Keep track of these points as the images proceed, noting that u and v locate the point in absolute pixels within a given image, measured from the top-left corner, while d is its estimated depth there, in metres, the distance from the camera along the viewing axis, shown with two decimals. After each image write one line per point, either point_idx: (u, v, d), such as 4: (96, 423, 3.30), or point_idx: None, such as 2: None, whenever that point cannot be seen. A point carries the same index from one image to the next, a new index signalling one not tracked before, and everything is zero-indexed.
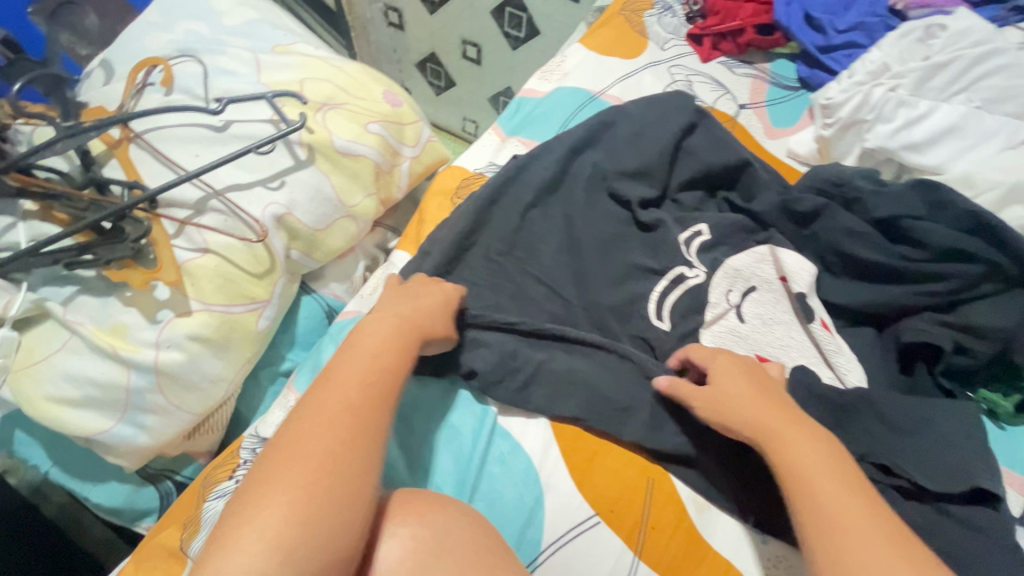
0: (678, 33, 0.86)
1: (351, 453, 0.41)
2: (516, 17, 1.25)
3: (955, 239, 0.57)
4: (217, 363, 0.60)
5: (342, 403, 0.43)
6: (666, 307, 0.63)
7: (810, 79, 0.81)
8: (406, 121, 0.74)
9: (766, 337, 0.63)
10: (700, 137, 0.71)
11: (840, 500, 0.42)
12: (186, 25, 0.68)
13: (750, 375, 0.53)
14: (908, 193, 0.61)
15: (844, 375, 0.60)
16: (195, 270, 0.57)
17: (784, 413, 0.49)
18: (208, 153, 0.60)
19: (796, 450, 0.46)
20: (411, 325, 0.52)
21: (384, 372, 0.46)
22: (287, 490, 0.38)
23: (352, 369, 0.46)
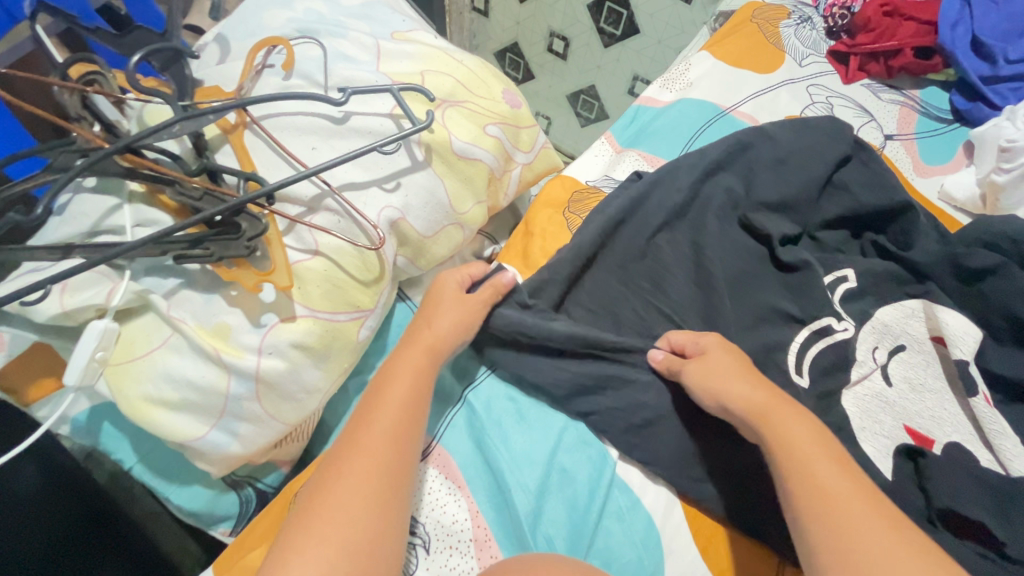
0: (817, 49, 0.79)
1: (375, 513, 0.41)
2: (615, 13, 1.17)
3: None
4: (316, 373, 0.56)
5: (369, 461, 0.43)
6: (807, 362, 0.56)
7: (968, 112, 0.72)
8: (523, 124, 0.68)
9: (916, 405, 0.56)
10: (855, 172, 0.65)
11: (821, 471, 0.42)
12: (305, 3, 0.63)
13: (748, 363, 0.51)
14: None
15: (1009, 462, 0.52)
16: (304, 273, 0.53)
17: (783, 399, 0.48)
18: (325, 146, 0.55)
19: (789, 428, 0.45)
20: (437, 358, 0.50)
21: (405, 423, 0.46)
22: (313, 555, 0.38)
23: (379, 421, 0.45)
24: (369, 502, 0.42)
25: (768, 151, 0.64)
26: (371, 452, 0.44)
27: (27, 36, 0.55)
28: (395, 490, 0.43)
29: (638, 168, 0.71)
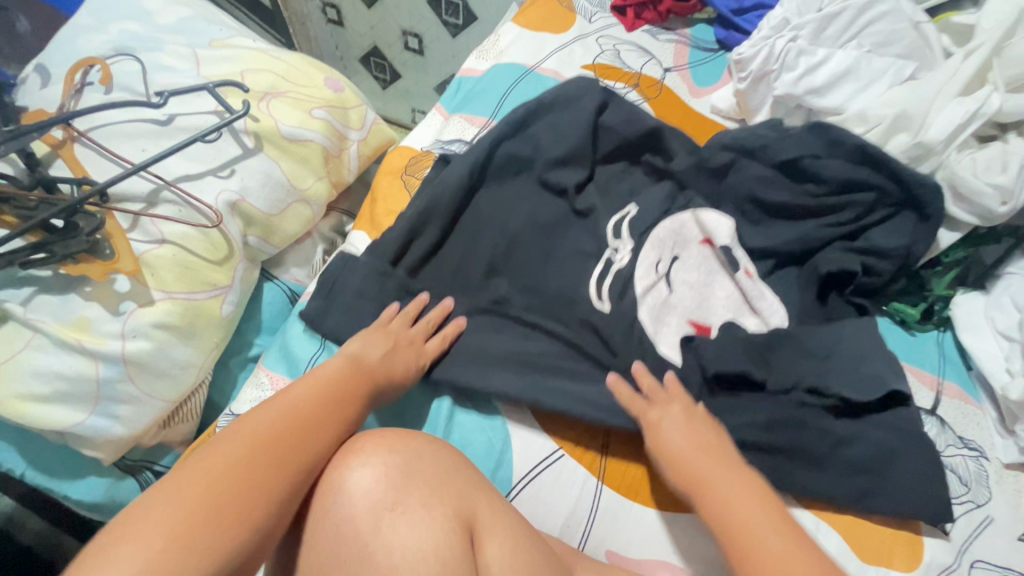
0: (603, 7, 0.92)
1: (255, 474, 0.41)
2: (452, 5, 1.28)
3: (851, 172, 0.64)
4: (186, 349, 0.62)
5: (262, 429, 0.44)
6: (604, 288, 0.64)
7: (727, 40, 0.87)
8: (350, 105, 0.76)
9: (695, 296, 0.66)
10: (614, 113, 0.74)
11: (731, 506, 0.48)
12: (120, 26, 0.68)
13: (688, 416, 0.54)
14: (806, 137, 0.67)
15: (767, 318, 0.64)
16: (154, 260, 0.59)
17: (721, 468, 0.51)
18: (155, 147, 0.61)
19: (728, 505, 0.48)
20: (369, 376, 0.53)
21: (316, 410, 0.47)
22: (178, 498, 0.38)
23: (296, 397, 0.48)
24: (257, 457, 0.42)
25: (557, 95, 0.75)
26: (261, 422, 0.45)
27: None
28: (279, 460, 0.43)
29: (461, 129, 0.80)
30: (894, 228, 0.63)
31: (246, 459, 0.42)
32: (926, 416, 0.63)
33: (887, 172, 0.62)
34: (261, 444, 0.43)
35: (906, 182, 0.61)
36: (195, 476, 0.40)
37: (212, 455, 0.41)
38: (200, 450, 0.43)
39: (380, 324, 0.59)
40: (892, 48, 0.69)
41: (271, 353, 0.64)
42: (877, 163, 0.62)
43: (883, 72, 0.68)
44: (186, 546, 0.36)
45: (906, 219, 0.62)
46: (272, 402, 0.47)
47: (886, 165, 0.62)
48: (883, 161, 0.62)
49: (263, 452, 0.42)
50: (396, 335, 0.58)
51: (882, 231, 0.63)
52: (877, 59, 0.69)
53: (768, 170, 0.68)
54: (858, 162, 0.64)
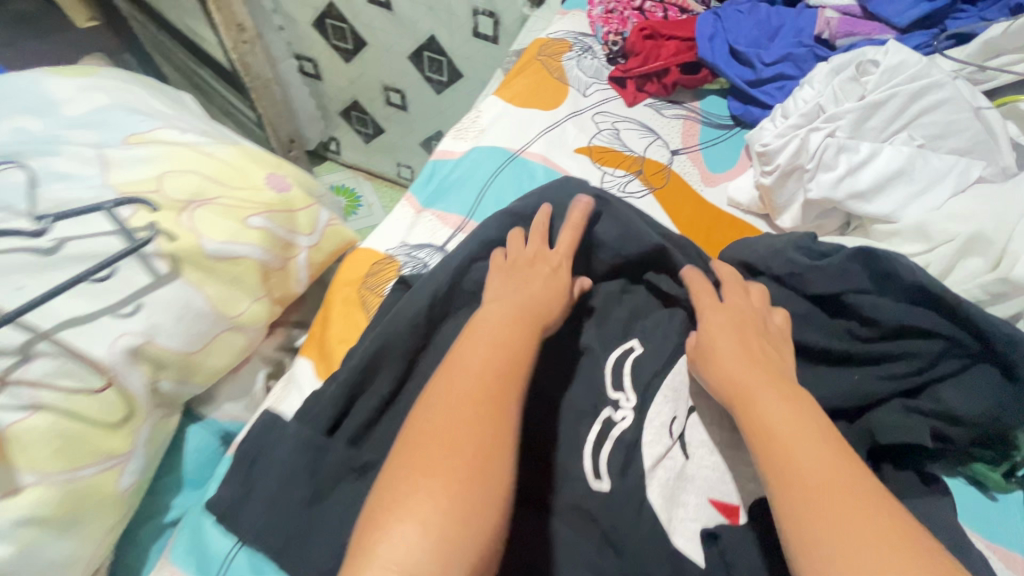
0: (599, 76, 0.80)
1: (477, 437, 0.36)
2: (436, 61, 1.17)
3: (906, 316, 0.50)
4: (65, 545, 0.47)
5: (464, 390, 0.39)
6: (603, 462, 0.52)
7: (743, 116, 0.75)
8: (298, 207, 0.64)
9: (712, 472, 0.53)
10: (609, 227, 0.61)
11: (800, 453, 0.36)
12: (13, 123, 0.56)
13: (747, 340, 0.47)
14: (849, 265, 0.54)
15: None
16: (20, 434, 0.45)
17: (793, 396, 0.41)
18: (33, 284, 0.48)
19: (799, 450, 0.37)
20: (530, 318, 0.47)
21: (495, 356, 0.42)
22: (424, 495, 0.34)
23: (469, 353, 0.42)
24: (466, 425, 0.37)
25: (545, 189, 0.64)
26: (466, 382, 0.40)
27: None
28: (491, 421, 0.38)
29: (434, 230, 0.68)
30: (969, 386, 0.48)
31: (459, 422, 0.37)
32: None
33: (954, 317, 0.49)
34: (471, 406, 0.38)
35: (984, 333, 0.47)
36: (425, 462, 0.35)
37: (428, 427, 0.37)
38: (406, 436, 0.38)
39: (509, 275, 0.53)
40: (949, 141, 0.57)
41: (179, 543, 0.50)
42: (943, 305, 0.49)
43: (943, 174, 0.56)
44: (457, 534, 0.33)
45: (983, 376, 0.48)
46: (450, 367, 0.41)
47: (952, 309, 0.49)
48: (949, 303, 0.49)
49: (472, 417, 0.37)
50: (529, 279, 0.52)
51: (954, 388, 0.49)
52: (934, 158, 0.56)
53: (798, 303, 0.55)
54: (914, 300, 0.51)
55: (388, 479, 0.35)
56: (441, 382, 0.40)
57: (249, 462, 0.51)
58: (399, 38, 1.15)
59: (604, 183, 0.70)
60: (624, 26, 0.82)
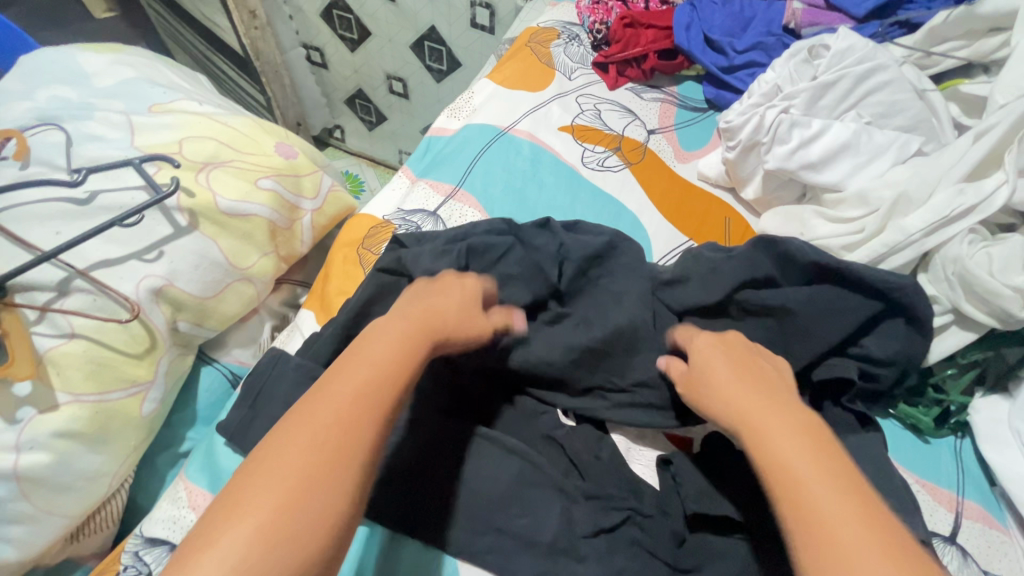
0: (584, 62, 0.86)
1: (340, 451, 0.36)
2: (436, 50, 1.23)
3: (805, 296, 0.58)
4: (96, 458, 0.55)
5: (340, 404, 0.38)
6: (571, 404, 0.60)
7: (716, 99, 0.81)
8: (303, 173, 0.71)
9: None
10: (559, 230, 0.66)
11: (816, 495, 0.36)
12: (50, 91, 0.63)
13: (742, 370, 0.48)
14: (758, 255, 0.61)
15: None
16: (60, 358, 0.52)
17: (795, 431, 0.40)
18: (70, 229, 0.55)
19: (813, 493, 0.36)
20: (431, 327, 0.47)
21: (389, 370, 0.41)
22: (250, 508, 0.33)
23: (358, 367, 0.41)
24: (326, 437, 0.36)
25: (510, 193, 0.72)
26: (348, 397, 0.39)
27: None
28: (352, 439, 0.37)
29: (427, 197, 0.73)
30: (882, 335, 0.56)
31: (323, 438, 0.36)
32: (942, 543, 0.54)
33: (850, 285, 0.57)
34: (343, 421, 0.37)
35: (881, 289, 0.55)
36: (268, 475, 0.35)
37: (295, 439, 0.36)
38: (258, 451, 0.37)
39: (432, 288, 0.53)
40: (894, 119, 0.63)
41: (195, 460, 0.56)
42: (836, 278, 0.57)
43: (885, 148, 0.62)
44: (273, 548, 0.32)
45: (895, 325, 0.56)
46: (335, 376, 0.40)
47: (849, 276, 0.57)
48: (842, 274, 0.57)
49: (345, 430, 0.37)
50: (445, 295, 0.52)
51: (874, 336, 0.57)
52: (877, 132, 0.62)
53: (755, 261, 0.61)
54: (817, 279, 0.59)
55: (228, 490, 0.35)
56: (316, 390, 0.39)
57: (255, 391, 0.57)
58: (401, 28, 1.22)
59: (584, 159, 0.76)
60: (608, 15, 0.87)
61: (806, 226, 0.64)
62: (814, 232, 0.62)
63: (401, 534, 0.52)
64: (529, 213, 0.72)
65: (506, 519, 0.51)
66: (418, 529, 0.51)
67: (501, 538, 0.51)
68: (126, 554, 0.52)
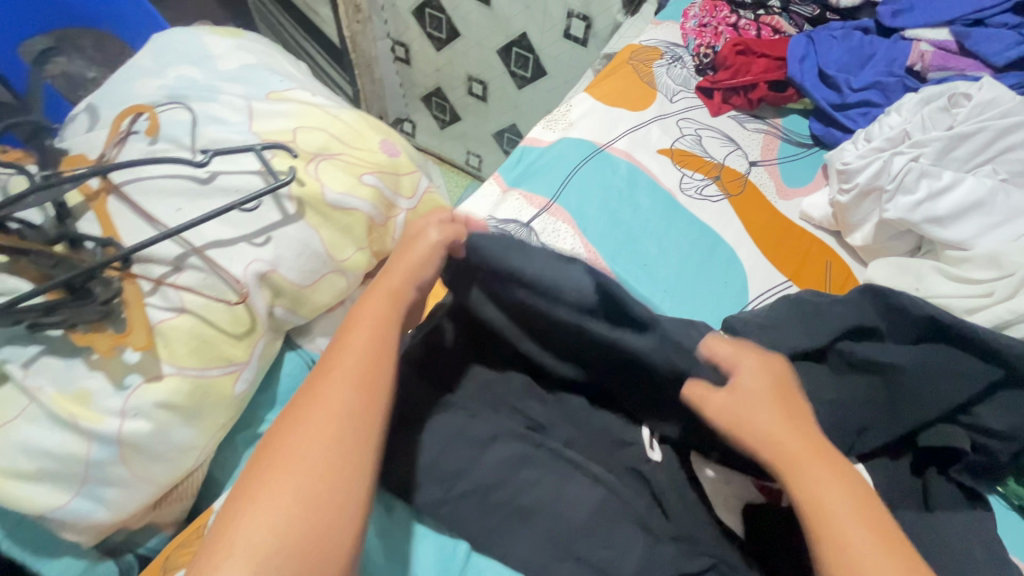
0: (687, 85, 0.84)
1: (346, 438, 0.43)
2: (523, 57, 1.22)
3: (911, 355, 0.56)
4: (189, 431, 0.56)
5: (327, 403, 0.44)
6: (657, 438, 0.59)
7: (824, 137, 0.78)
8: (403, 171, 0.71)
9: None
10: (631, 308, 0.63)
11: (856, 540, 0.40)
12: (178, 70, 0.65)
13: (773, 394, 0.48)
14: (861, 302, 0.60)
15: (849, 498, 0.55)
16: (169, 331, 0.54)
17: (832, 473, 0.43)
18: (190, 207, 0.57)
19: (854, 542, 0.40)
20: (396, 298, 0.52)
21: (369, 359, 0.47)
22: (264, 499, 0.40)
23: (336, 368, 0.47)
24: (319, 435, 0.43)
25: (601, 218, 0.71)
26: (350, 395, 0.45)
27: None
28: (344, 431, 0.43)
29: (520, 208, 0.73)
30: (1000, 406, 0.53)
31: (314, 434, 0.43)
32: None
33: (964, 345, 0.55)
34: (333, 415, 0.44)
35: (1001, 352, 0.53)
36: (269, 476, 0.41)
37: (293, 436, 0.43)
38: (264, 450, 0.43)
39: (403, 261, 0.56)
40: None
41: None
42: (950, 334, 0.55)
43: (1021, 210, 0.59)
44: (293, 531, 0.39)
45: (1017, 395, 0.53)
46: (321, 378, 0.46)
47: (969, 336, 0.54)
48: (958, 330, 0.55)
49: (348, 420, 0.44)
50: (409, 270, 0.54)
51: (989, 406, 0.53)
52: (1014, 192, 0.60)
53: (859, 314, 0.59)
54: (928, 337, 0.57)
55: (244, 484, 0.41)
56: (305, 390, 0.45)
57: None
58: (491, 32, 1.22)
59: (683, 185, 0.74)
60: (717, 40, 0.86)
61: (923, 281, 0.60)
62: (933, 289, 0.59)
63: (479, 549, 0.51)
64: (623, 235, 0.70)
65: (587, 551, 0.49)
66: (497, 547, 0.51)
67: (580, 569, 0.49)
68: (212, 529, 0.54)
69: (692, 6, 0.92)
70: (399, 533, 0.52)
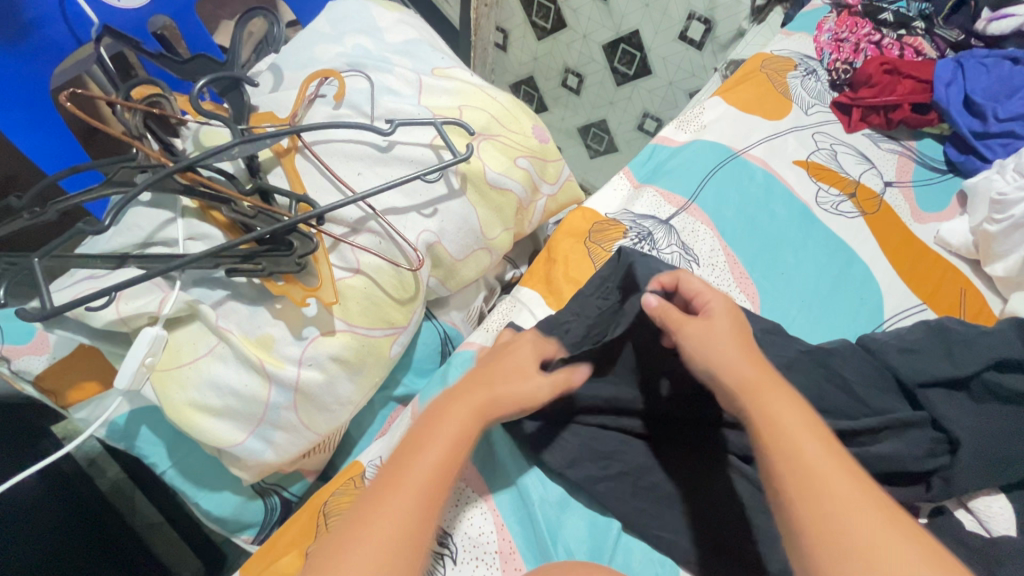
0: (822, 99, 0.85)
1: (397, 567, 0.37)
2: (629, 54, 1.23)
3: None
4: (350, 386, 0.59)
5: (402, 517, 0.39)
6: None
7: (962, 164, 0.79)
8: (550, 158, 0.73)
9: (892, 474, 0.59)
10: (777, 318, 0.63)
11: (813, 458, 0.39)
12: (354, 39, 0.67)
13: (740, 332, 0.49)
14: (1005, 330, 0.61)
15: (988, 525, 0.56)
16: (346, 289, 0.56)
17: (785, 394, 0.44)
18: (370, 172, 0.60)
19: (811, 458, 0.39)
20: (481, 415, 0.47)
21: (441, 478, 0.42)
22: None
23: (411, 475, 0.41)
24: (387, 557, 0.37)
25: (734, 228, 0.72)
26: (416, 512, 0.39)
27: (89, 55, 0.54)
28: (409, 558, 0.38)
29: (657, 205, 0.73)
30: None
31: (379, 556, 0.37)
32: None
33: None
34: (403, 534, 0.38)
35: None
36: None
37: (355, 552, 0.36)
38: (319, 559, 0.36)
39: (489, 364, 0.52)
40: None
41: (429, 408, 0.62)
42: None
43: None
44: None
45: None
46: (389, 488, 0.40)
47: None
48: None
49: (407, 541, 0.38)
50: (497, 371, 0.51)
51: None
52: None
53: (1006, 339, 0.60)
54: None
55: None
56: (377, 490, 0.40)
57: None
58: (601, 26, 1.22)
59: (819, 198, 0.75)
60: (856, 56, 0.86)
61: None
62: None
63: (627, 528, 0.55)
64: (759, 243, 0.71)
65: (737, 542, 0.52)
66: (647, 528, 0.54)
67: (728, 559, 0.52)
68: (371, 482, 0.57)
69: (828, 19, 0.92)
70: (550, 506, 0.56)
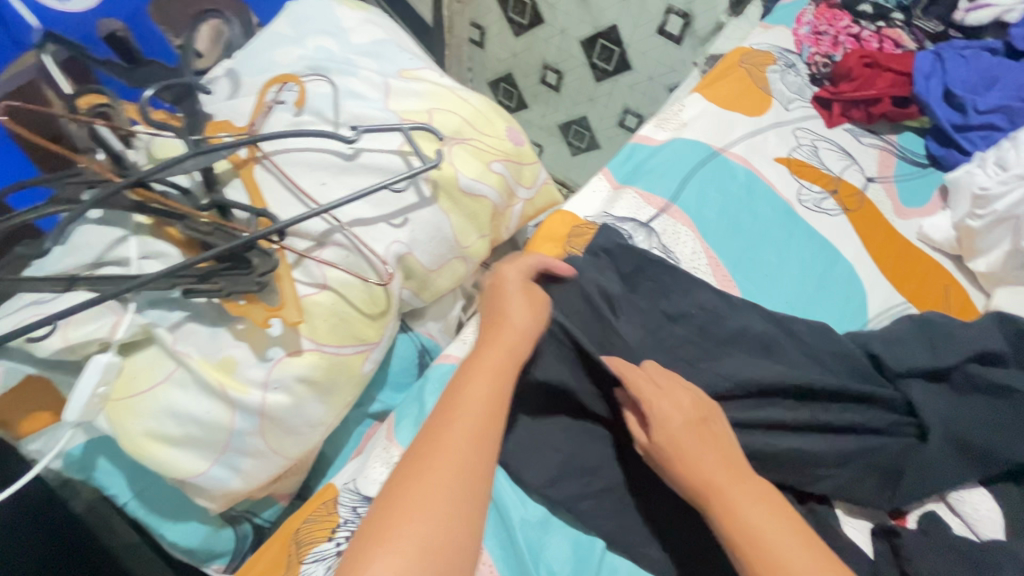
0: (802, 94, 0.83)
1: (468, 489, 0.41)
2: (608, 50, 1.21)
3: None
4: (320, 407, 0.56)
5: (465, 444, 0.43)
6: None
7: (943, 158, 0.78)
8: (526, 161, 0.71)
9: None
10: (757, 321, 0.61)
11: (794, 565, 0.41)
12: (317, 41, 0.64)
13: (695, 420, 0.50)
14: (989, 327, 0.60)
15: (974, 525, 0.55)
16: (312, 306, 0.53)
17: (755, 496, 0.45)
18: (335, 182, 0.57)
19: (791, 564, 0.41)
20: (513, 354, 0.51)
21: (491, 415, 0.45)
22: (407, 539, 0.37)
23: (464, 414, 0.45)
24: (457, 480, 0.41)
25: (715, 229, 0.70)
26: (474, 442, 0.44)
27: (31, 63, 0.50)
28: (478, 482, 0.42)
29: (637, 207, 0.71)
30: None
31: (453, 480, 0.41)
32: None
33: None
34: (469, 464, 0.42)
35: None
36: (408, 520, 0.38)
37: (432, 477, 0.41)
38: (397, 492, 0.40)
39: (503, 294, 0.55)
40: None
41: (404, 427, 0.59)
42: None
43: None
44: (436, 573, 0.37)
45: None
46: (448, 422, 0.44)
47: None
48: None
49: (468, 476, 0.42)
50: (514, 302, 0.54)
51: None
52: None
53: (991, 337, 0.59)
54: None
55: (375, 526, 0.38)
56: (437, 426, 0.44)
57: None
58: (579, 22, 1.20)
59: (801, 196, 0.74)
60: (835, 49, 0.85)
61: None
62: None
63: (612, 546, 0.53)
64: (741, 245, 0.70)
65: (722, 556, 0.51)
66: (632, 545, 0.53)
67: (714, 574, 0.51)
68: (344, 507, 0.55)
69: (807, 11, 0.91)
70: (532, 526, 0.54)
